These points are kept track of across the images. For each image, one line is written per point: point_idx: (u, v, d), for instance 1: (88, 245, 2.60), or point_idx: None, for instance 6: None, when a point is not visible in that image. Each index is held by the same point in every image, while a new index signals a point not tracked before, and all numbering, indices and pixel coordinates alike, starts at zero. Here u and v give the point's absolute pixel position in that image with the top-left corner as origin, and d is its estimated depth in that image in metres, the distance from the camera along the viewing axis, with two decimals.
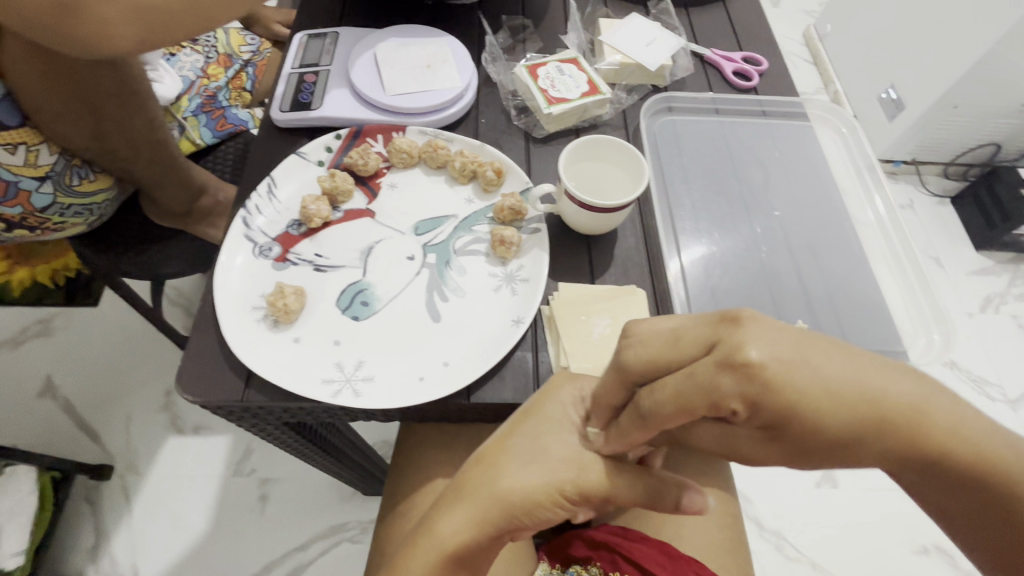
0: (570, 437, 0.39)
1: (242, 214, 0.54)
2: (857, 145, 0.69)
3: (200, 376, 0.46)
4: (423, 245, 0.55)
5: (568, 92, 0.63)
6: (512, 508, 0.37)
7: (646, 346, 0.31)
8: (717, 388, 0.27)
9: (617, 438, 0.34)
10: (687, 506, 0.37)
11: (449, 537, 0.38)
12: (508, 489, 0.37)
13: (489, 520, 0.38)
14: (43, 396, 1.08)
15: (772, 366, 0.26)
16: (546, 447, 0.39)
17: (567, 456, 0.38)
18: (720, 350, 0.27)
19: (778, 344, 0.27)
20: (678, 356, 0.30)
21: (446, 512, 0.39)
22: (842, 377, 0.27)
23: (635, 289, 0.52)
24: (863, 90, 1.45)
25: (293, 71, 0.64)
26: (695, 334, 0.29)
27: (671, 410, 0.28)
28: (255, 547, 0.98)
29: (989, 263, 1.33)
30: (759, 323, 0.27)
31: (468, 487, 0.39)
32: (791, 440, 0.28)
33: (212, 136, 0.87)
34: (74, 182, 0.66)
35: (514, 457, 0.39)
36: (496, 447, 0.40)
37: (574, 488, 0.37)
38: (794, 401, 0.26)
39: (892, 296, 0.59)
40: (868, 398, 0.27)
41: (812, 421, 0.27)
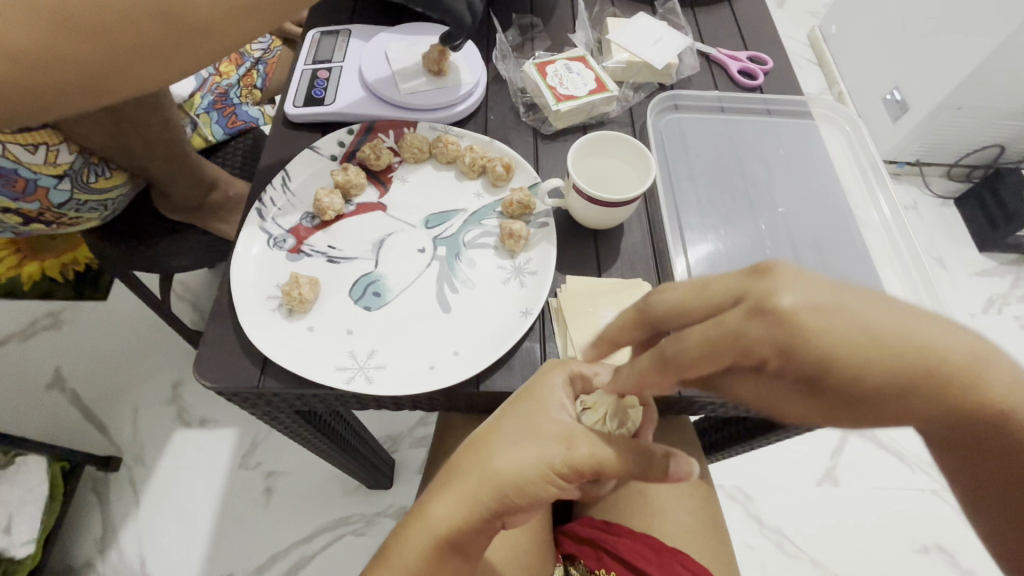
0: (558, 415, 0.41)
1: (257, 207, 0.55)
2: (862, 144, 0.70)
3: (217, 362, 0.47)
4: (434, 238, 0.56)
5: (576, 89, 0.64)
6: (499, 488, 0.40)
7: (673, 293, 0.32)
8: (745, 335, 0.27)
9: (626, 380, 0.34)
10: (675, 473, 0.39)
11: (441, 519, 0.41)
12: (495, 469, 0.40)
13: (479, 499, 0.40)
14: (52, 387, 1.10)
15: (806, 313, 0.26)
16: (534, 426, 0.41)
17: (555, 432, 0.40)
18: (753, 299, 0.27)
19: (812, 294, 0.27)
20: (705, 304, 0.30)
21: (439, 495, 0.42)
22: (879, 327, 0.27)
23: (641, 282, 0.53)
24: (868, 91, 1.46)
25: (306, 67, 0.65)
26: (725, 283, 0.29)
27: (697, 353, 0.28)
28: (260, 538, 0.99)
29: (992, 264, 1.34)
30: (791, 273, 0.27)
31: (459, 471, 0.42)
32: (832, 394, 0.26)
33: (224, 133, 0.88)
34: (91, 179, 0.68)
35: (502, 442, 0.41)
36: (488, 433, 0.42)
37: (564, 464, 0.39)
38: (837, 352, 0.26)
39: (895, 293, 0.60)
40: (911, 344, 0.27)
41: (856, 375, 0.26)
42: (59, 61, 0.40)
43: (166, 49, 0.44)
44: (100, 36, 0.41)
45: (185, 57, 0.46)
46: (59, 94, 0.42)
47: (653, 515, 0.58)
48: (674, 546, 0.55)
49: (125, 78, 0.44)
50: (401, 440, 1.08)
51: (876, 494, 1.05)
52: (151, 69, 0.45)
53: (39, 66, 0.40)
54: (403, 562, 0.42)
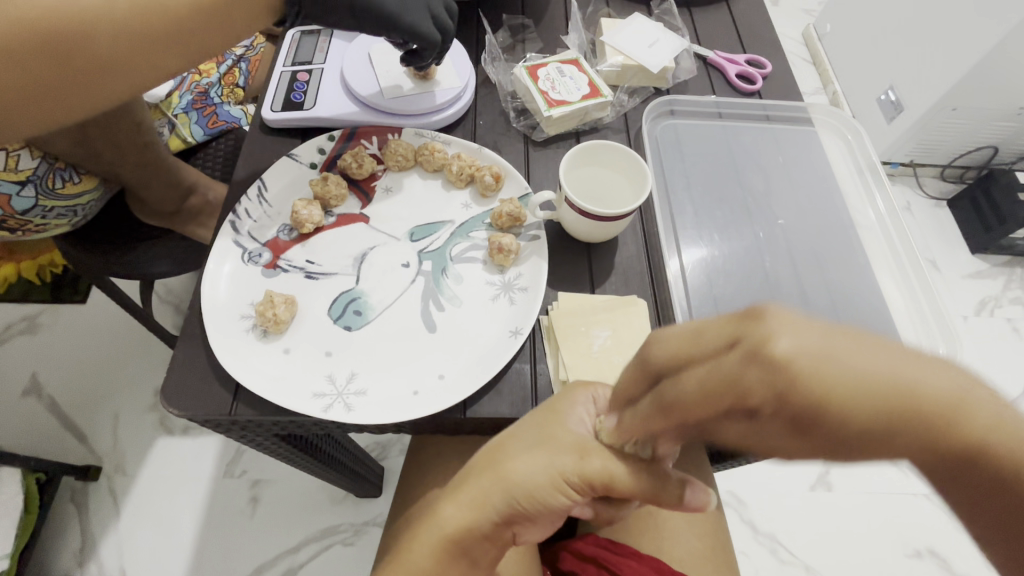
0: (579, 426, 0.39)
1: (231, 219, 0.52)
2: (861, 149, 0.68)
3: (187, 389, 0.45)
4: (418, 252, 0.53)
5: (569, 94, 0.61)
6: (511, 492, 0.38)
7: (667, 343, 0.26)
8: (743, 382, 0.21)
9: (636, 430, 0.29)
10: (692, 503, 0.36)
11: (451, 521, 0.40)
12: (508, 474, 0.39)
13: (488, 503, 0.39)
14: (28, 394, 1.06)
15: (807, 364, 0.20)
16: (551, 434, 0.39)
17: (571, 443, 0.38)
18: (746, 342, 0.22)
19: (807, 336, 0.21)
20: (700, 350, 0.24)
21: (450, 497, 0.41)
22: (882, 373, 0.21)
23: (636, 299, 0.50)
24: (863, 91, 1.44)
25: (284, 69, 0.62)
26: (717, 327, 0.24)
27: (698, 409, 0.23)
28: (245, 550, 0.96)
29: (985, 266, 1.33)
30: (785, 314, 0.22)
31: (473, 473, 0.41)
32: (817, 441, 0.21)
33: (204, 134, 0.84)
34: (57, 184, 0.64)
35: (516, 447, 0.40)
36: (506, 438, 0.41)
37: (576, 474, 0.37)
38: (821, 399, 0.20)
39: (895, 303, 0.58)
40: (927, 399, 0.21)
41: (855, 433, 0.21)
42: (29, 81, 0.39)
43: (141, 62, 0.43)
44: (70, 55, 0.40)
45: (162, 65, 0.45)
46: (34, 109, 0.42)
47: (647, 536, 0.55)
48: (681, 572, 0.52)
49: (97, 91, 0.43)
50: (390, 447, 1.06)
51: (868, 500, 1.03)
52: (126, 81, 0.44)
53: (10, 84, 0.39)
54: (412, 561, 0.41)
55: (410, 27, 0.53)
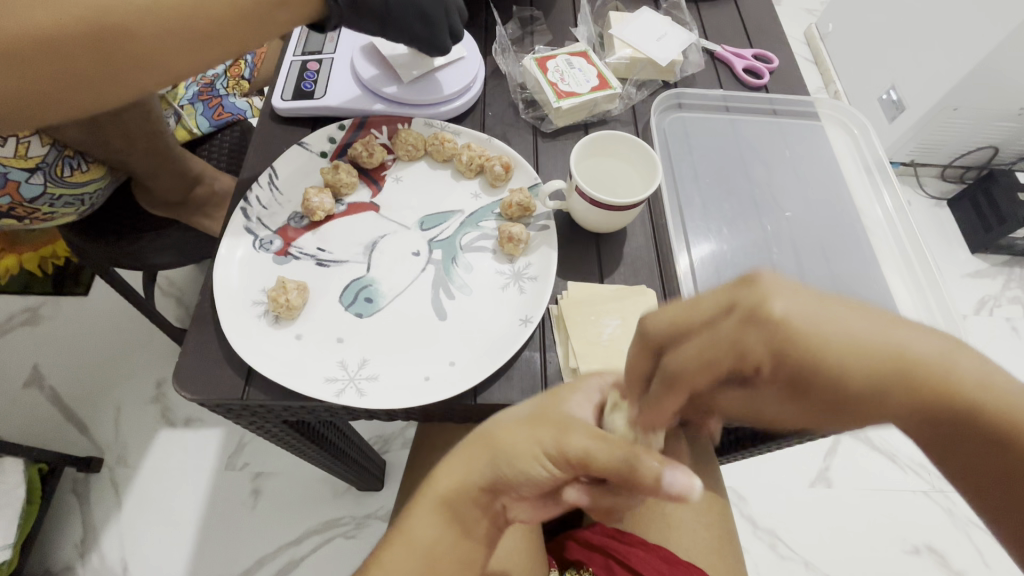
0: (574, 408, 0.39)
1: (242, 206, 0.52)
2: (868, 145, 0.68)
3: (199, 373, 0.45)
4: (429, 240, 0.53)
5: (578, 86, 0.61)
6: (495, 458, 0.39)
7: (665, 310, 0.30)
8: (741, 342, 0.27)
9: (651, 409, 0.32)
10: (673, 487, 0.32)
11: (444, 483, 0.41)
12: (497, 440, 0.39)
13: (477, 468, 0.40)
14: (29, 385, 1.06)
15: (795, 320, 0.26)
16: (544, 410, 0.39)
17: (561, 419, 0.38)
18: (743, 306, 0.27)
19: (801, 299, 0.26)
20: (701, 316, 0.28)
21: (446, 461, 0.42)
22: (871, 336, 0.26)
23: (645, 290, 0.51)
24: (864, 90, 1.45)
25: (295, 59, 0.62)
26: (716, 294, 0.28)
27: (694, 368, 0.28)
28: (247, 542, 0.96)
29: (984, 266, 1.34)
30: (779, 278, 0.27)
31: (467, 440, 0.42)
32: (815, 396, 0.27)
33: (209, 126, 0.84)
34: (65, 172, 0.64)
35: (509, 418, 0.40)
36: (502, 413, 0.42)
37: (556, 447, 0.36)
38: (817, 355, 0.26)
39: (901, 297, 0.59)
40: (896, 352, 0.26)
41: (837, 381, 0.26)
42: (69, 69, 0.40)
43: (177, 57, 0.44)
44: (112, 44, 0.40)
45: (197, 61, 0.46)
46: (64, 96, 0.42)
47: (654, 526, 0.56)
48: (687, 560, 0.52)
49: (129, 83, 0.43)
50: (392, 441, 1.06)
51: (867, 498, 1.04)
52: (163, 75, 0.45)
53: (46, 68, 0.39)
54: (414, 531, 0.41)
55: (426, 38, 0.56)
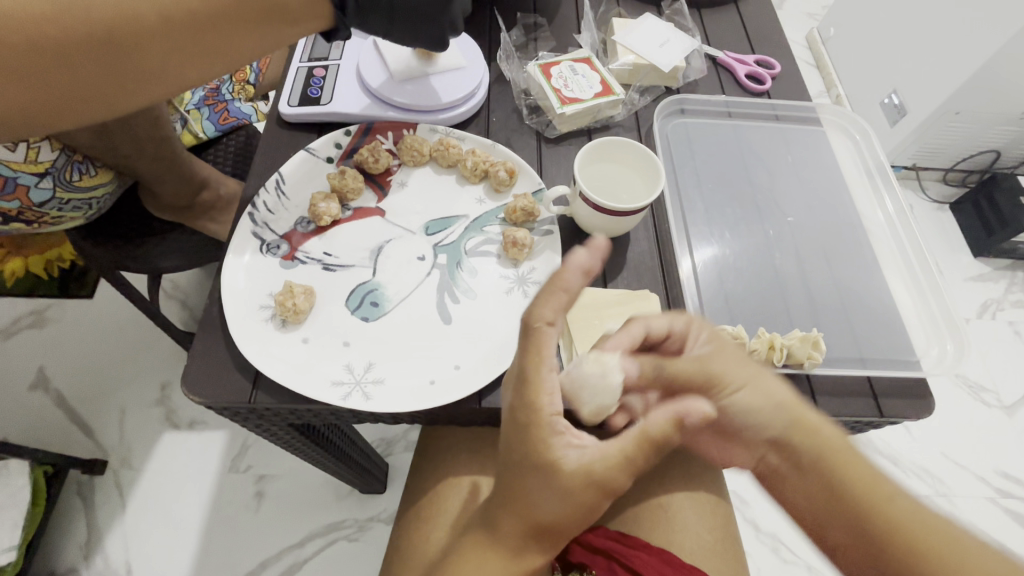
0: (570, 457, 0.39)
1: (249, 211, 0.53)
2: (870, 150, 0.69)
3: (207, 376, 0.45)
4: (434, 245, 0.54)
5: (582, 92, 0.62)
6: (545, 525, 0.41)
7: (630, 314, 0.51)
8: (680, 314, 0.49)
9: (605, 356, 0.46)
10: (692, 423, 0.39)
11: (526, 559, 0.43)
12: (534, 513, 0.41)
13: (541, 536, 0.42)
14: (35, 388, 1.07)
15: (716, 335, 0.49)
16: (556, 477, 0.39)
17: (579, 478, 0.39)
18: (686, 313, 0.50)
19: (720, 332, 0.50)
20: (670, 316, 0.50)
21: (499, 544, 0.43)
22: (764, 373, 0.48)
23: (647, 294, 0.52)
24: (865, 94, 1.45)
25: (301, 65, 0.63)
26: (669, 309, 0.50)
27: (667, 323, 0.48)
28: (250, 544, 0.96)
29: (987, 270, 1.34)
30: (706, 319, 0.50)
31: (505, 523, 0.42)
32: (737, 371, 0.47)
33: (215, 130, 0.85)
34: (74, 177, 0.65)
35: (536, 498, 0.40)
36: (514, 483, 0.41)
37: (603, 492, 0.39)
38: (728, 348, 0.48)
39: (903, 300, 0.59)
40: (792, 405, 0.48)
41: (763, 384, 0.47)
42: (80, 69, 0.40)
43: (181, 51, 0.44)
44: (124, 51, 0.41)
45: (205, 67, 0.46)
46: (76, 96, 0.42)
47: (657, 530, 0.56)
48: (690, 564, 0.52)
49: (139, 86, 0.44)
50: (395, 443, 1.06)
51: None
52: (174, 79, 0.45)
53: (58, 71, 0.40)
54: None
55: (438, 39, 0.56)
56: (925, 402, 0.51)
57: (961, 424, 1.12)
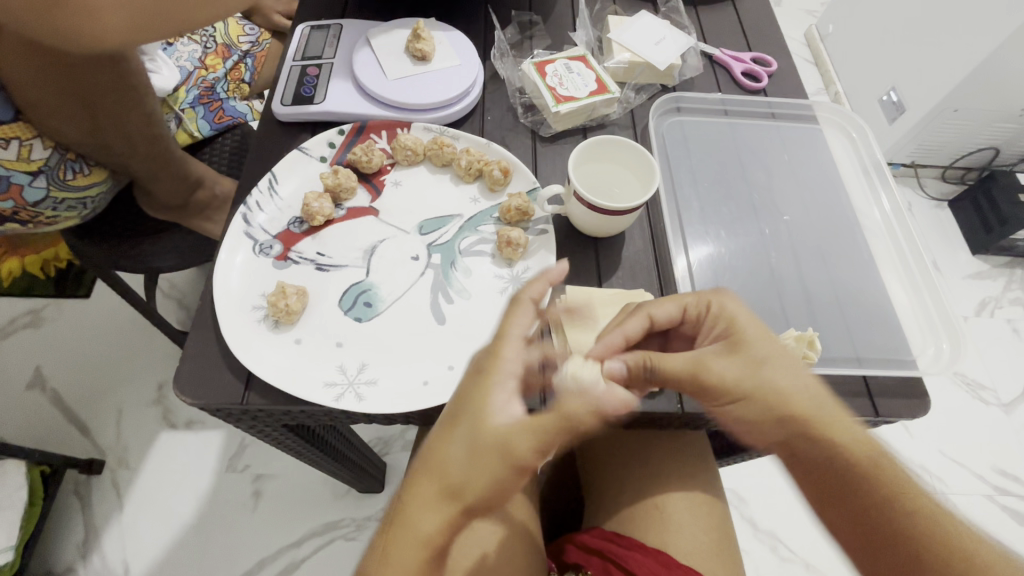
0: (498, 414, 0.37)
1: (242, 211, 0.53)
2: (865, 146, 0.69)
3: (198, 378, 0.45)
4: (428, 244, 0.53)
5: (577, 90, 0.62)
6: (456, 483, 0.36)
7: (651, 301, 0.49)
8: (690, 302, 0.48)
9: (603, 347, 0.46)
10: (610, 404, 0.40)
11: (427, 528, 0.36)
12: (451, 463, 0.36)
13: (451, 502, 0.36)
14: (31, 387, 1.06)
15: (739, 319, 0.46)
16: (476, 428, 0.36)
17: (496, 432, 0.36)
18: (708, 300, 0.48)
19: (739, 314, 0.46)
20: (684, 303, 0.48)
21: (417, 504, 0.37)
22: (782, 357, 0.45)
23: (643, 293, 0.52)
24: (864, 92, 1.45)
25: (294, 63, 0.63)
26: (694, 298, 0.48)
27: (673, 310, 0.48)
28: (248, 544, 0.96)
29: (985, 267, 1.33)
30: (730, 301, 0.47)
31: (423, 475, 0.38)
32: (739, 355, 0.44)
33: (210, 129, 0.84)
34: (68, 176, 0.64)
35: (453, 449, 0.37)
36: (442, 434, 0.38)
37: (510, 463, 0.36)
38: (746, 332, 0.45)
39: (899, 299, 0.59)
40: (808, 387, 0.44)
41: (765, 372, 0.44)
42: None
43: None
44: None
45: None
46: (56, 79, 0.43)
47: (653, 530, 0.56)
48: (685, 563, 0.52)
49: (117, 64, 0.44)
50: (393, 443, 1.06)
51: None
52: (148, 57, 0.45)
53: None
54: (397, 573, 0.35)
55: None
56: (921, 401, 0.51)
57: (958, 421, 1.12)
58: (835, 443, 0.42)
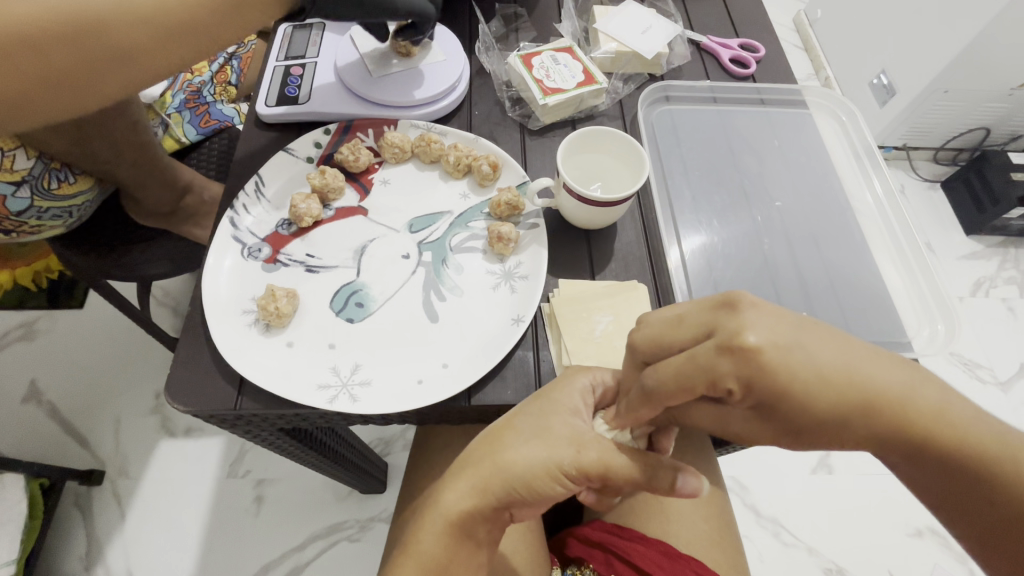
0: (575, 420, 0.39)
1: (229, 215, 0.52)
2: (856, 129, 0.68)
3: (191, 385, 0.45)
4: (418, 243, 0.53)
5: (564, 82, 0.61)
6: (510, 476, 0.39)
7: (649, 329, 0.34)
8: (714, 369, 0.30)
9: (626, 415, 0.36)
10: (684, 490, 0.36)
11: (454, 504, 0.40)
12: (507, 457, 0.39)
13: (490, 489, 0.39)
14: (27, 401, 1.06)
15: (768, 351, 0.29)
16: (547, 426, 0.39)
17: (568, 435, 0.38)
18: (720, 335, 0.30)
19: (775, 330, 0.30)
20: (678, 339, 0.33)
21: (451, 481, 0.41)
22: (837, 363, 0.31)
23: (637, 284, 0.51)
24: (854, 76, 1.45)
25: (278, 63, 0.62)
26: (698, 319, 0.32)
27: (670, 389, 0.32)
28: (251, 549, 0.96)
29: (979, 247, 1.34)
30: (756, 311, 0.31)
31: (471, 459, 0.40)
32: (783, 419, 0.31)
33: (197, 134, 0.83)
34: (52, 185, 0.63)
35: (515, 440, 0.39)
36: (502, 428, 0.41)
37: (573, 466, 0.37)
38: (785, 383, 0.30)
39: (893, 282, 0.59)
40: (857, 384, 0.31)
41: (803, 403, 0.30)
42: (18, 81, 0.41)
43: (150, 44, 0.44)
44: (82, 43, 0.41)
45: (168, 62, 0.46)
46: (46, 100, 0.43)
47: (655, 521, 0.56)
48: (687, 553, 0.52)
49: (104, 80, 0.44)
50: (393, 443, 1.06)
51: (868, 482, 1.04)
52: (133, 77, 0.45)
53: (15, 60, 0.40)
54: (421, 546, 0.40)
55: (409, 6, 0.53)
56: None
57: None
58: (919, 430, 0.32)
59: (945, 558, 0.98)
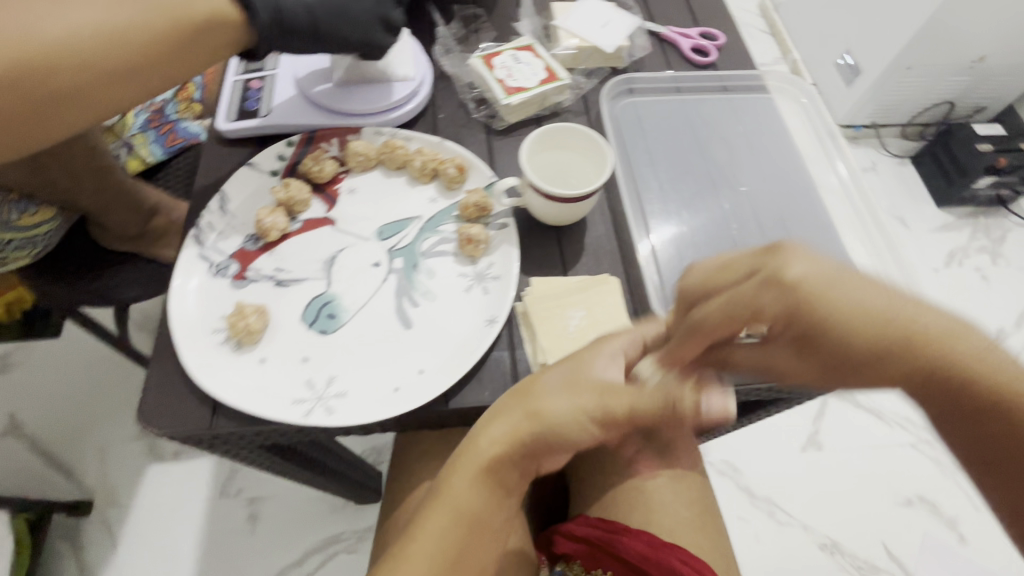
0: (605, 371, 0.41)
1: (194, 233, 0.52)
2: (818, 113, 0.70)
3: (164, 408, 0.44)
4: (388, 250, 0.53)
5: (526, 80, 0.61)
6: (542, 420, 0.39)
7: (699, 274, 0.42)
8: (755, 297, 0.39)
9: (667, 356, 0.42)
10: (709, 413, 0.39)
11: (487, 449, 0.40)
12: (540, 406, 0.40)
13: (523, 434, 0.40)
14: (7, 435, 1.04)
15: (806, 280, 0.38)
16: (576, 375, 0.41)
17: (595, 384, 0.40)
18: (765, 272, 0.39)
19: (811, 268, 0.39)
20: (726, 280, 0.41)
21: (483, 428, 0.41)
22: (856, 298, 0.38)
23: (609, 277, 0.51)
24: (820, 57, 1.47)
25: (236, 78, 0.61)
26: (747, 261, 0.40)
27: (716, 319, 0.40)
28: (247, 568, 0.95)
29: (951, 219, 1.36)
30: (794, 253, 0.39)
31: (504, 407, 0.41)
32: (809, 337, 0.39)
33: (163, 153, 0.82)
34: (12, 216, 0.64)
35: (546, 386, 0.41)
36: (531, 381, 0.42)
37: (598, 409, 0.39)
38: (815, 306, 0.38)
39: (861, 261, 0.60)
40: (884, 315, 0.37)
41: (826, 325, 0.38)
42: None
43: (105, 77, 0.43)
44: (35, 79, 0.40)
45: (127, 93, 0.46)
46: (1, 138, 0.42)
47: (638, 513, 0.56)
48: (671, 540, 0.53)
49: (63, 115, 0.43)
50: (385, 451, 1.05)
51: (858, 456, 1.05)
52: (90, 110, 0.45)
53: None
54: (455, 491, 0.40)
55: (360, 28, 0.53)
56: None
57: None
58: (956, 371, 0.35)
59: (935, 524, 1.00)
